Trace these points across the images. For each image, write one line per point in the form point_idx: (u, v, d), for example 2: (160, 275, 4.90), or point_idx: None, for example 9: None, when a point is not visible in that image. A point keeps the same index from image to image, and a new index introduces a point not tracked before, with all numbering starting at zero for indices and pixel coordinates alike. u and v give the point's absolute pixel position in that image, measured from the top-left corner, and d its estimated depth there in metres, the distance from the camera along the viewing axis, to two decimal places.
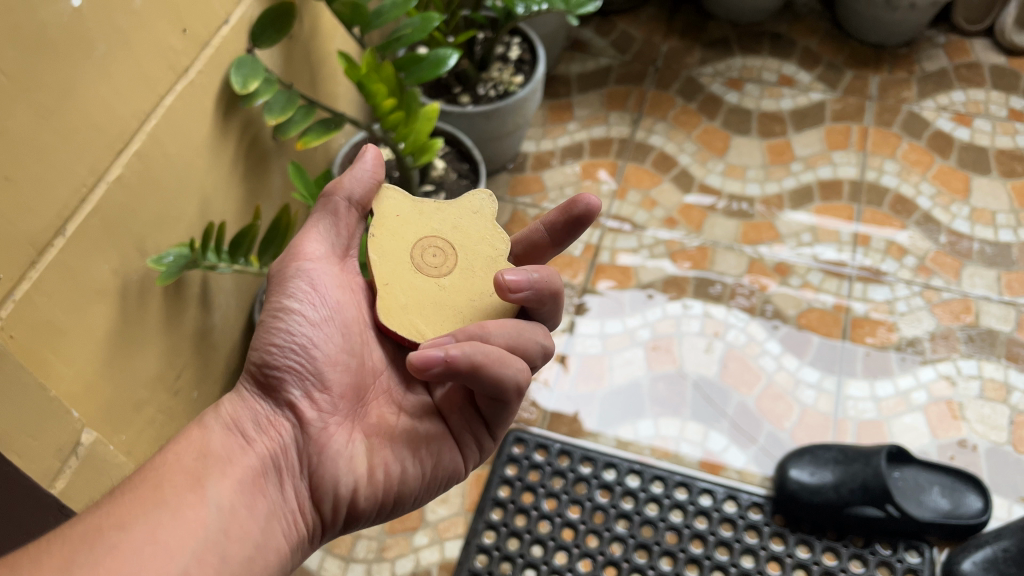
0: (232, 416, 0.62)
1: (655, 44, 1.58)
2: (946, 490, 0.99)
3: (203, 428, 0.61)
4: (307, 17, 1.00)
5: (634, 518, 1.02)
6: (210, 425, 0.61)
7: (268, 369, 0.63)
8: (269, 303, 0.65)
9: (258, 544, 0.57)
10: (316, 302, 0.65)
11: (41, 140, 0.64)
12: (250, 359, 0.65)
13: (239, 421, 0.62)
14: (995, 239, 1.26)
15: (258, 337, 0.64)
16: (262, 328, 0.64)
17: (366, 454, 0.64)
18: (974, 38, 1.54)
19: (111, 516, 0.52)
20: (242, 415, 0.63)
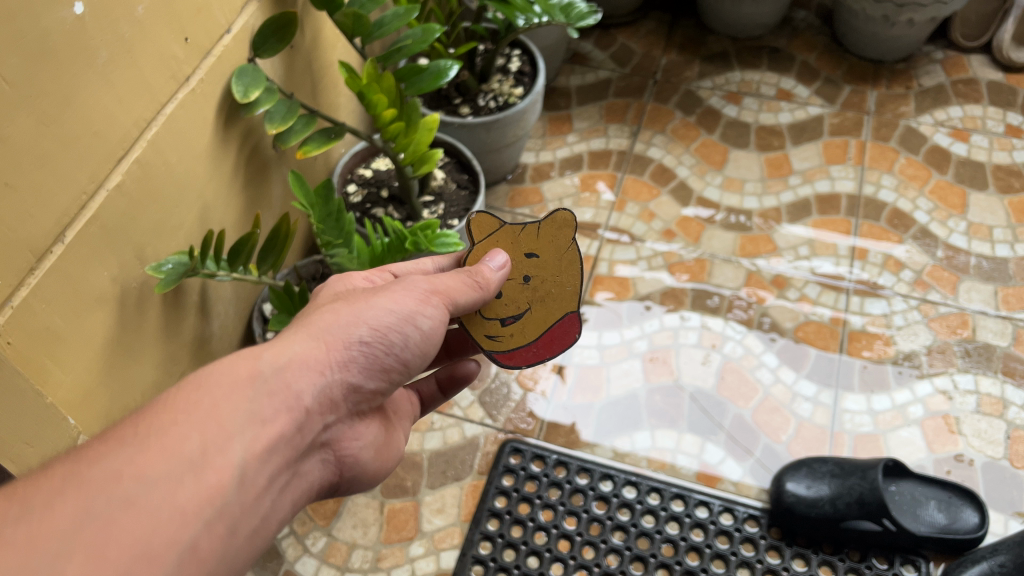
0: (303, 372, 0.57)
1: (654, 58, 1.59)
2: (942, 504, 0.99)
3: (262, 376, 0.55)
4: (309, 27, 1.00)
5: (630, 530, 1.01)
6: (270, 375, 0.56)
7: (366, 357, 0.60)
8: (398, 300, 0.62)
9: (261, 517, 0.54)
10: (435, 329, 0.63)
11: (42, 147, 0.64)
12: (350, 326, 0.60)
13: (312, 389, 0.57)
14: (991, 254, 1.27)
15: (375, 318, 0.60)
16: (382, 313, 0.61)
17: (379, 442, 0.69)
18: (972, 54, 1.55)
19: (131, 465, 0.48)
20: (311, 377, 0.57)
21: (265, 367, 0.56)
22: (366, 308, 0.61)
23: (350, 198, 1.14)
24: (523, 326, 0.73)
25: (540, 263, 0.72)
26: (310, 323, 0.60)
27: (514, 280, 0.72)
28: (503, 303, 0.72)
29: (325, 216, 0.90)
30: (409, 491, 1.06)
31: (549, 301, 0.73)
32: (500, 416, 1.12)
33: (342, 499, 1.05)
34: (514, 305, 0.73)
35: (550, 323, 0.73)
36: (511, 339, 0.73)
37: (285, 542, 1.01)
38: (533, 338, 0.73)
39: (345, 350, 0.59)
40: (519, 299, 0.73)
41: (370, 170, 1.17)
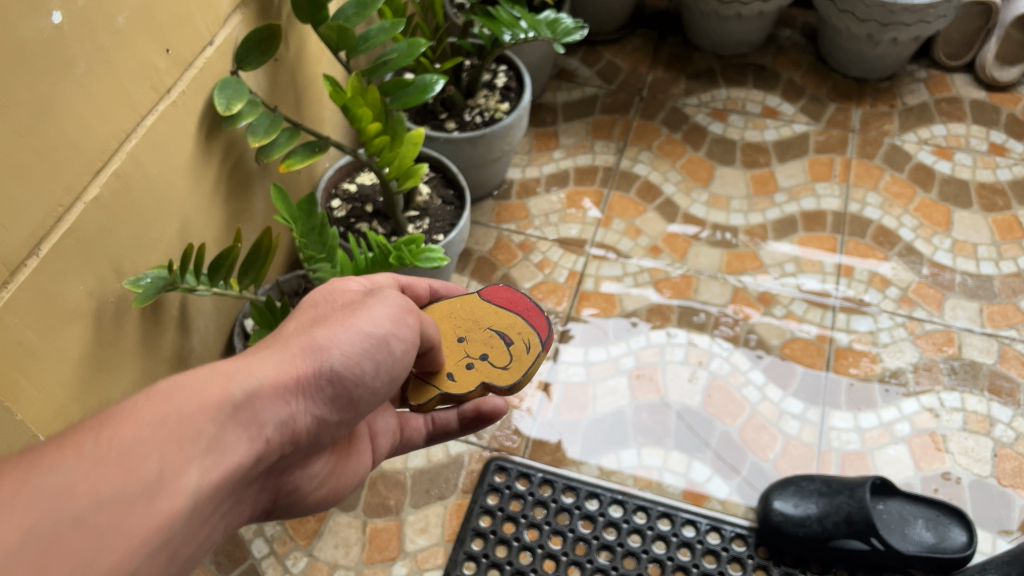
0: (268, 400, 0.54)
1: (640, 75, 1.59)
2: (930, 523, 0.98)
3: (235, 404, 0.52)
4: (293, 40, 0.99)
5: (616, 550, 1.00)
6: (241, 403, 0.52)
7: (332, 394, 0.58)
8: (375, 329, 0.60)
9: (200, 544, 0.51)
10: (403, 362, 0.63)
11: (17, 158, 0.62)
12: (319, 352, 0.57)
13: (276, 419, 0.55)
14: (977, 271, 1.27)
15: (350, 346, 0.58)
16: (357, 341, 0.59)
17: (325, 474, 0.68)
18: (955, 73, 1.56)
19: (87, 479, 0.43)
20: (277, 407, 0.55)
21: (235, 391, 0.52)
22: (343, 334, 0.58)
23: (334, 213, 1.13)
24: (505, 326, 0.78)
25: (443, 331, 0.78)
26: (283, 346, 0.58)
27: (461, 347, 0.77)
28: (490, 349, 0.77)
29: (308, 230, 0.89)
30: (392, 510, 1.04)
31: (471, 312, 0.79)
32: (484, 434, 1.11)
33: (324, 518, 1.03)
34: (492, 340, 0.78)
35: (495, 307, 0.80)
36: (524, 333, 0.78)
37: (265, 562, 0.99)
38: (517, 314, 0.79)
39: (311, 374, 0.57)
40: (482, 338, 0.78)
41: (354, 185, 1.16)
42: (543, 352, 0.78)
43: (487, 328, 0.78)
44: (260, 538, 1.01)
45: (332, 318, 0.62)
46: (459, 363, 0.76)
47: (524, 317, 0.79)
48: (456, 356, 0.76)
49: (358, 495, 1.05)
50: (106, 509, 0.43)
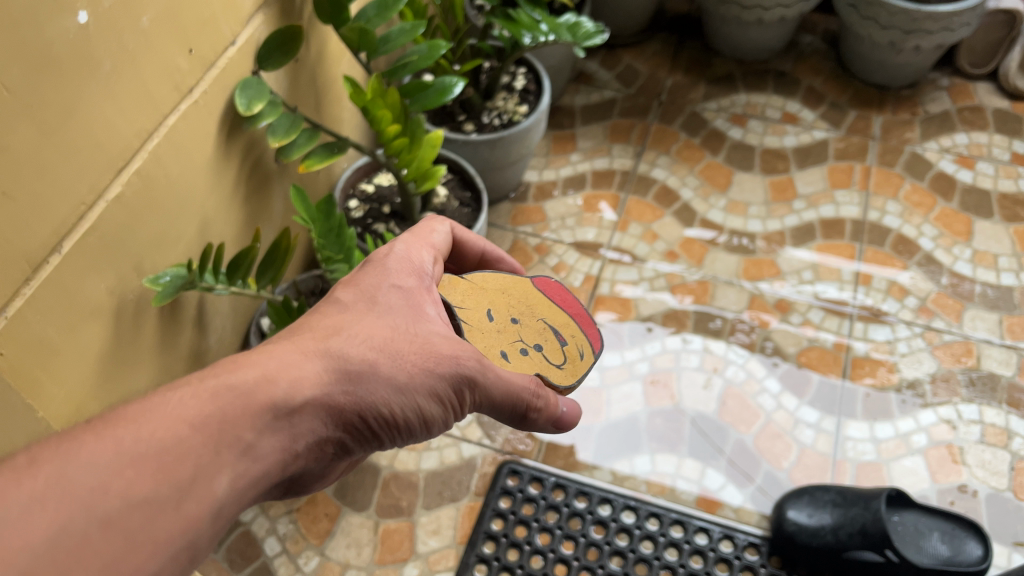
0: (305, 419, 0.53)
1: (659, 79, 1.59)
2: (945, 536, 0.97)
3: (275, 413, 0.51)
4: (314, 41, 1.00)
5: (628, 556, 1.00)
6: (284, 414, 0.51)
7: (367, 425, 0.57)
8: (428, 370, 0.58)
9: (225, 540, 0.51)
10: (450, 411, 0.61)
11: (41, 157, 0.63)
12: (367, 376, 0.56)
13: (312, 437, 0.54)
14: (997, 282, 1.26)
15: (397, 387, 0.57)
16: (405, 382, 0.57)
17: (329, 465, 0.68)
18: (978, 82, 1.55)
19: (122, 479, 0.44)
20: (311, 426, 0.53)
21: (281, 399, 0.51)
22: (397, 370, 0.57)
23: (351, 213, 1.13)
24: (561, 324, 0.72)
25: (497, 307, 0.70)
26: (337, 356, 0.55)
27: (518, 331, 0.69)
28: (545, 343, 0.69)
29: (326, 231, 0.89)
30: (404, 511, 1.04)
31: (527, 301, 0.72)
32: (497, 437, 1.11)
33: (336, 518, 1.03)
34: (546, 333, 0.70)
35: (550, 301, 0.73)
36: (577, 338, 0.72)
37: (277, 561, 1.00)
38: (571, 316, 0.73)
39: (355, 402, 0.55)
40: (537, 328, 0.70)
41: (372, 185, 1.17)
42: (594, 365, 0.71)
43: (542, 321, 0.71)
44: (272, 537, 1.01)
45: (401, 341, 0.58)
46: (514, 345, 0.67)
47: (579, 323, 0.73)
48: (510, 338, 0.68)
49: (371, 495, 1.05)
50: (138, 511, 0.44)
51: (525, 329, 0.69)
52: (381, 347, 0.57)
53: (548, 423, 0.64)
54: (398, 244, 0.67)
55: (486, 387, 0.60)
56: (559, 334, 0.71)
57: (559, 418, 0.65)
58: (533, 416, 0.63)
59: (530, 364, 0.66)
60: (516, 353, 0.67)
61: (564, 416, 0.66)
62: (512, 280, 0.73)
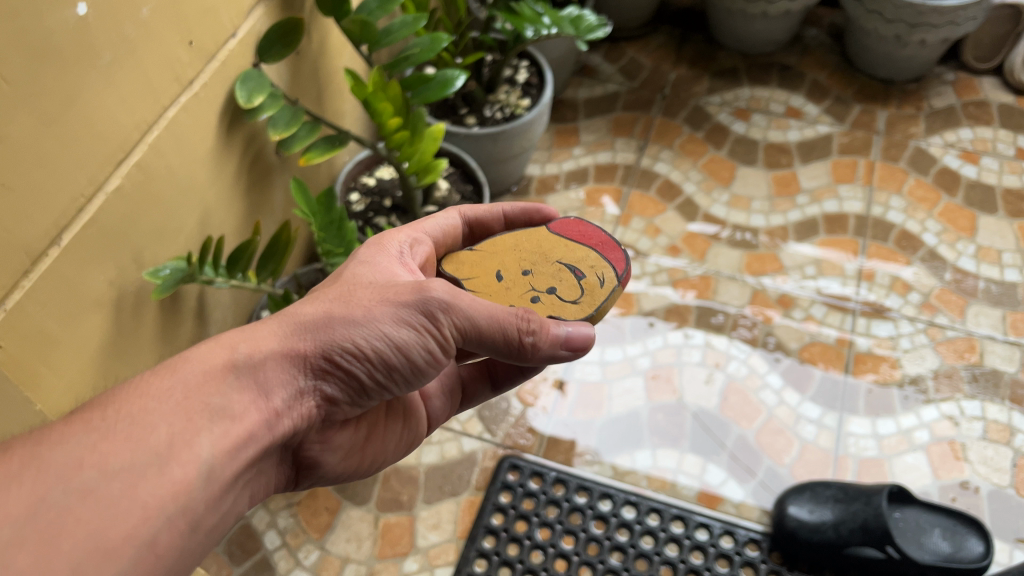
0: (270, 371, 0.53)
1: (663, 72, 1.58)
2: (947, 533, 0.97)
3: (237, 370, 0.52)
4: (315, 34, 0.99)
5: (628, 551, 1.00)
6: (246, 370, 0.52)
7: (338, 370, 0.55)
8: (392, 304, 0.54)
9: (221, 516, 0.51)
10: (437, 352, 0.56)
11: (41, 148, 0.63)
12: (326, 323, 0.54)
13: (282, 389, 0.54)
14: (1000, 278, 1.25)
15: (359, 326, 0.54)
16: (366, 319, 0.54)
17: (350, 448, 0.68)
18: (983, 76, 1.54)
19: (96, 452, 0.45)
20: (280, 380, 0.54)
21: (241, 357, 0.53)
22: (360, 310, 0.54)
23: (352, 207, 1.13)
24: (576, 260, 0.69)
25: (504, 265, 0.69)
26: (295, 316, 0.55)
27: (528, 281, 0.67)
28: (559, 284, 0.67)
29: (326, 225, 0.89)
30: (404, 505, 1.04)
31: (535, 250, 0.70)
32: (498, 431, 1.11)
33: (336, 512, 1.03)
34: (560, 274, 0.68)
35: (562, 242, 0.71)
36: (597, 267, 0.69)
37: (277, 554, 1.00)
38: (588, 247, 0.70)
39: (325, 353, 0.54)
40: (549, 272, 0.68)
41: (373, 179, 1.16)
42: (620, 288, 0.68)
43: (553, 261, 0.69)
44: (273, 530, 1.02)
45: (360, 289, 0.56)
46: (525, 297, 0.66)
47: (595, 252, 0.70)
48: (519, 289, 0.66)
49: (372, 489, 1.05)
50: (116, 480, 0.45)
51: (536, 274, 0.68)
52: (346, 300, 0.55)
53: (552, 349, 0.57)
54: (377, 235, 0.68)
55: (453, 310, 0.54)
56: (573, 271, 0.68)
57: (563, 341, 0.58)
58: (530, 342, 0.56)
59: (542, 310, 0.64)
60: (526, 303, 0.65)
61: (570, 336, 0.59)
62: (516, 233, 0.72)
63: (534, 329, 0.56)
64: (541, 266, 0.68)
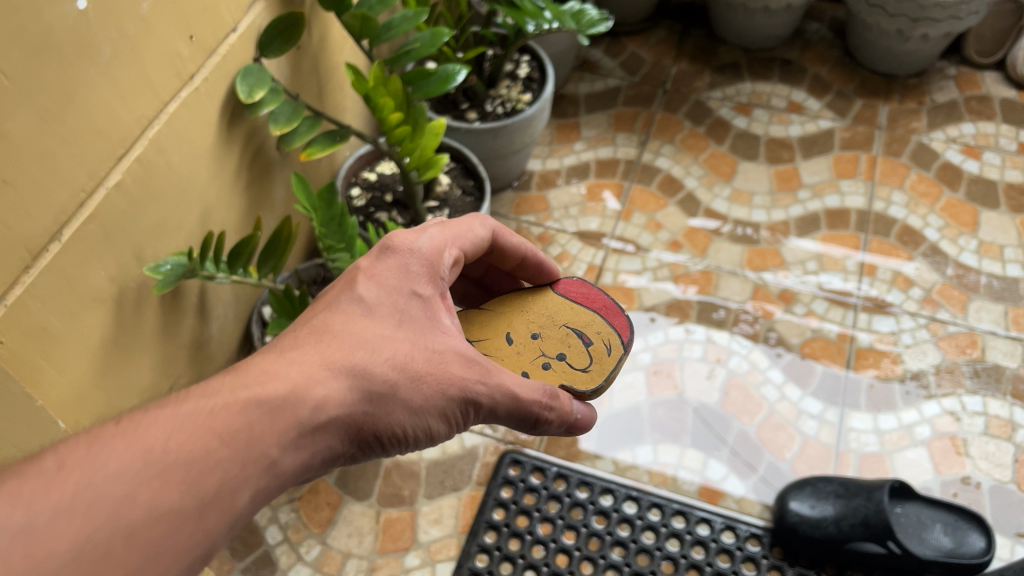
0: (323, 438, 0.52)
1: (664, 67, 1.58)
2: (949, 528, 0.97)
3: (299, 430, 0.50)
4: (316, 28, 0.99)
5: (630, 546, 1.00)
6: (307, 431, 0.51)
7: (378, 442, 0.56)
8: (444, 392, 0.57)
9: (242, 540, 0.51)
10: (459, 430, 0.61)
11: (41, 144, 0.63)
12: (383, 399, 0.55)
13: (327, 453, 0.53)
14: (1002, 273, 1.25)
15: (412, 408, 0.56)
16: (420, 403, 0.56)
17: None
18: (985, 71, 1.54)
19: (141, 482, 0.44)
20: (328, 440, 0.53)
21: (308, 418, 0.51)
22: (414, 390, 0.56)
23: (353, 202, 1.12)
24: (583, 325, 0.72)
25: (514, 328, 0.72)
26: (356, 375, 0.54)
27: (537, 345, 0.71)
28: (568, 349, 0.70)
29: (327, 220, 0.89)
30: (406, 500, 1.04)
31: (541, 314, 0.74)
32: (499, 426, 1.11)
33: (338, 507, 1.04)
34: (569, 339, 0.71)
35: (569, 305, 0.74)
36: (604, 333, 0.72)
37: (279, 550, 1.00)
38: (594, 311, 0.74)
39: (377, 421, 0.55)
40: (558, 337, 0.72)
41: (374, 174, 1.16)
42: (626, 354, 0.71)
43: (559, 326, 0.72)
44: (274, 525, 1.02)
45: (420, 360, 0.57)
46: (535, 362, 0.69)
47: (600, 313, 0.73)
48: (530, 354, 0.70)
49: (373, 484, 1.05)
50: None
51: (545, 340, 0.71)
52: (405, 365, 0.56)
53: (559, 428, 0.63)
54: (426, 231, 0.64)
55: (497, 403, 0.59)
56: (578, 335, 0.72)
57: (573, 423, 0.64)
58: (545, 427, 0.62)
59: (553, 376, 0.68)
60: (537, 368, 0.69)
61: (579, 422, 0.65)
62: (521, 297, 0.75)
63: (555, 417, 0.61)
64: (550, 331, 0.72)
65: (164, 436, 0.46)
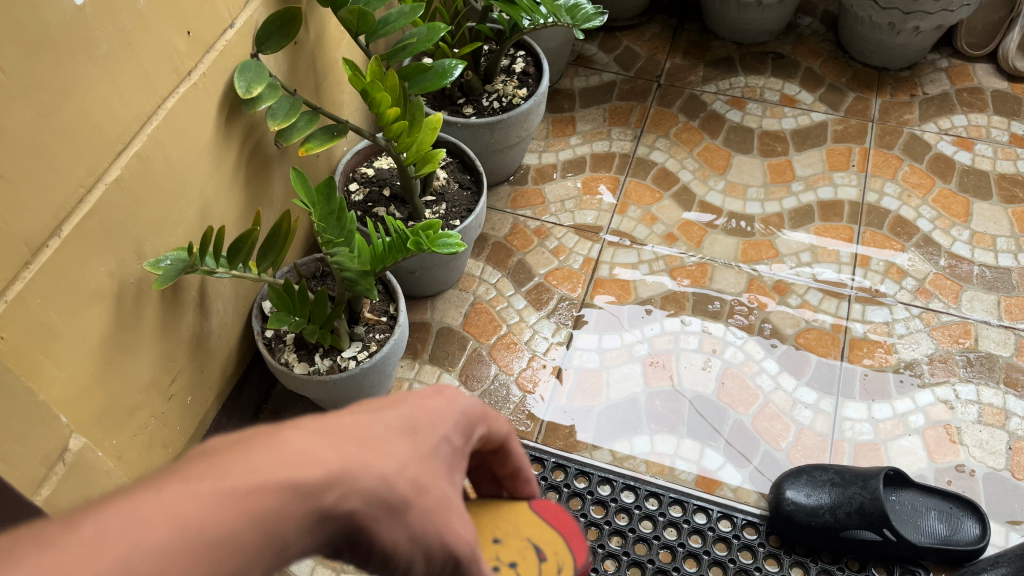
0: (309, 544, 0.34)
1: (658, 61, 1.59)
2: (943, 515, 0.98)
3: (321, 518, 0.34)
4: (313, 24, 1.00)
5: (628, 535, 1.01)
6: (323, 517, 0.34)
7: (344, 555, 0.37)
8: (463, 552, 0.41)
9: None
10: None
11: (39, 139, 0.63)
12: (398, 516, 0.37)
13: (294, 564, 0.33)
14: (995, 263, 1.26)
15: (419, 546, 0.39)
16: (431, 546, 0.39)
17: None
18: (977, 63, 1.55)
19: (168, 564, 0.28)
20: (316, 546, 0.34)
21: (332, 505, 0.34)
22: (438, 525, 0.39)
23: (352, 196, 1.13)
24: (545, 539, 0.59)
25: (482, 528, 0.57)
26: (388, 474, 0.37)
27: (494, 548, 0.56)
28: (523, 562, 0.57)
29: (326, 215, 0.90)
30: None
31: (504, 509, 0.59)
32: None
33: None
34: (528, 552, 0.57)
35: (540, 516, 0.60)
36: (561, 554, 0.59)
37: None
38: (563, 535, 0.60)
39: (364, 552, 0.37)
40: (518, 547, 0.57)
41: (372, 169, 1.17)
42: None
43: (520, 524, 0.59)
44: None
45: (444, 500, 0.40)
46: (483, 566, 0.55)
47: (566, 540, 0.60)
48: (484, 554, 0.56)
49: None
50: None
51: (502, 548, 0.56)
52: (424, 491, 0.39)
53: None
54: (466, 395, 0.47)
55: None
56: (542, 541, 0.59)
57: None
58: None
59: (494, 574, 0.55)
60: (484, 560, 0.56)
61: None
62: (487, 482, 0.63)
63: None
64: (508, 534, 0.58)
65: (221, 504, 0.30)
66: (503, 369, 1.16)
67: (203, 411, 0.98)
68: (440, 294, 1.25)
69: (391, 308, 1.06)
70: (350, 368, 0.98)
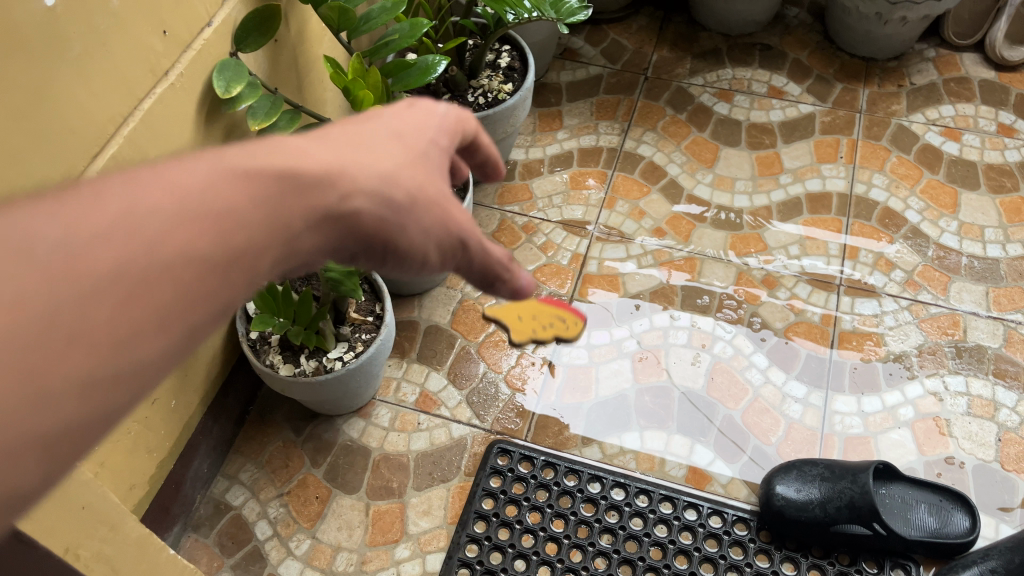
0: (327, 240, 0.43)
1: (645, 54, 1.58)
2: (933, 508, 0.98)
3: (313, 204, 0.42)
4: (294, 21, 0.98)
5: (618, 533, 1.00)
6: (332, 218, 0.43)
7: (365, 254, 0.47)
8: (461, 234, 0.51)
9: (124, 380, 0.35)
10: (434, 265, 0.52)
11: (12, 142, 0.62)
12: (404, 212, 0.47)
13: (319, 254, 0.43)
14: (983, 254, 1.26)
15: (425, 234, 0.48)
16: (431, 227, 0.49)
17: None
18: (964, 52, 1.54)
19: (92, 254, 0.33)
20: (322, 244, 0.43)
21: (336, 203, 0.43)
22: (429, 209, 0.48)
23: None
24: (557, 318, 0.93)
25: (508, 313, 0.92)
26: (387, 179, 0.46)
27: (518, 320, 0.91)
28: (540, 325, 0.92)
29: None
30: (395, 492, 1.04)
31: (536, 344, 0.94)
32: (487, 417, 1.11)
33: (327, 501, 1.04)
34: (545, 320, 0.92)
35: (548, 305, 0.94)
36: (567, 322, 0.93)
37: (268, 545, 1.00)
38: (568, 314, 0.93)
39: (377, 252, 0.47)
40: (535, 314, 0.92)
41: None
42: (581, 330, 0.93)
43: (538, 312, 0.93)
44: (263, 520, 1.02)
45: (432, 188, 0.49)
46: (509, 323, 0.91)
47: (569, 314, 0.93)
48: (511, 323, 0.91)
49: (361, 477, 1.06)
50: None
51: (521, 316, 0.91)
52: (419, 190, 0.48)
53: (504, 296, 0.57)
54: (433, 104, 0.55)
55: (478, 252, 0.53)
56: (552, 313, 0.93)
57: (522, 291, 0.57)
58: (496, 284, 0.56)
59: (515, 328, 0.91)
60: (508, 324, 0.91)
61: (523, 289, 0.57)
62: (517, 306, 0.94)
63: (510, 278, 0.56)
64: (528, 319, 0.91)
65: (183, 199, 0.37)
66: (492, 367, 1.15)
67: (188, 414, 0.98)
68: (427, 292, 1.24)
69: (377, 308, 1.05)
70: (337, 370, 0.97)
